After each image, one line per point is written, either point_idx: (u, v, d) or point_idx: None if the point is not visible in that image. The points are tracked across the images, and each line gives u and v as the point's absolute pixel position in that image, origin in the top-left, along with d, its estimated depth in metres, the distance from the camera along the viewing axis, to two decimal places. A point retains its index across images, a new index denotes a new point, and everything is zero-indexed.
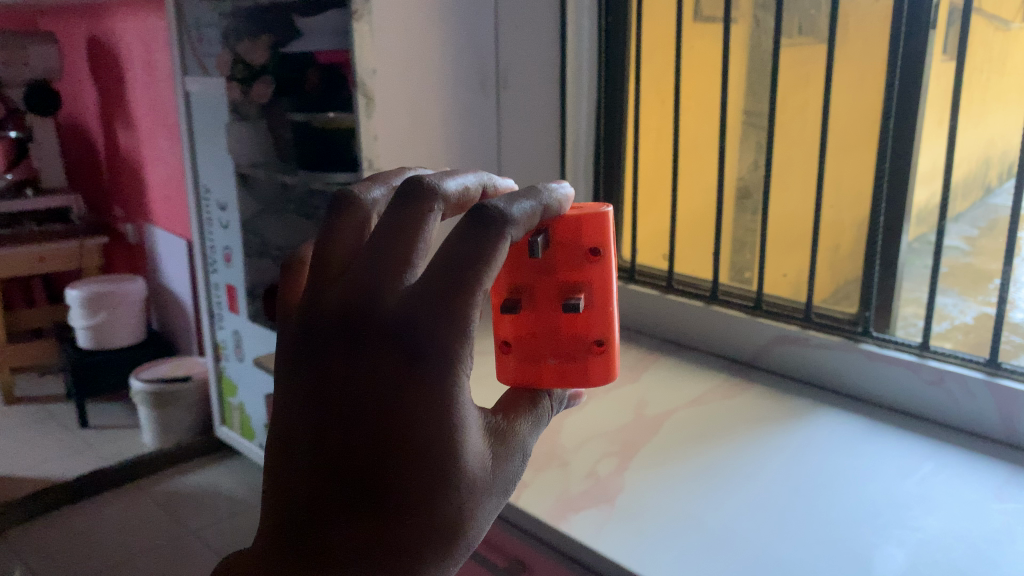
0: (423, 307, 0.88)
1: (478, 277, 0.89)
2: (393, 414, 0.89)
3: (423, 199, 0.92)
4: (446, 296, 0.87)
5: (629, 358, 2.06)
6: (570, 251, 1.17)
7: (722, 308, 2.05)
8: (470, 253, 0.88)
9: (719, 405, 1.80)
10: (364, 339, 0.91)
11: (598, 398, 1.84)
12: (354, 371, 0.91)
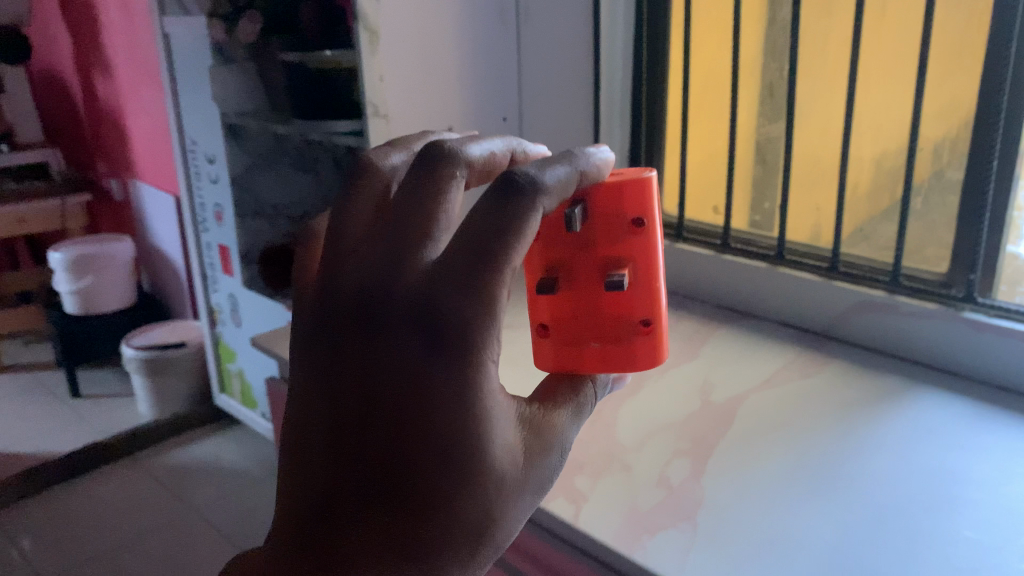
0: (447, 284, 0.86)
1: (505, 248, 0.86)
2: (416, 398, 0.87)
3: (444, 165, 0.91)
4: (470, 271, 0.85)
5: (684, 330, 1.80)
6: (613, 223, 1.07)
7: (790, 271, 1.77)
8: (495, 224, 0.86)
9: (799, 387, 1.54)
10: (386, 323, 0.90)
11: (656, 381, 1.58)
12: (375, 357, 0.90)
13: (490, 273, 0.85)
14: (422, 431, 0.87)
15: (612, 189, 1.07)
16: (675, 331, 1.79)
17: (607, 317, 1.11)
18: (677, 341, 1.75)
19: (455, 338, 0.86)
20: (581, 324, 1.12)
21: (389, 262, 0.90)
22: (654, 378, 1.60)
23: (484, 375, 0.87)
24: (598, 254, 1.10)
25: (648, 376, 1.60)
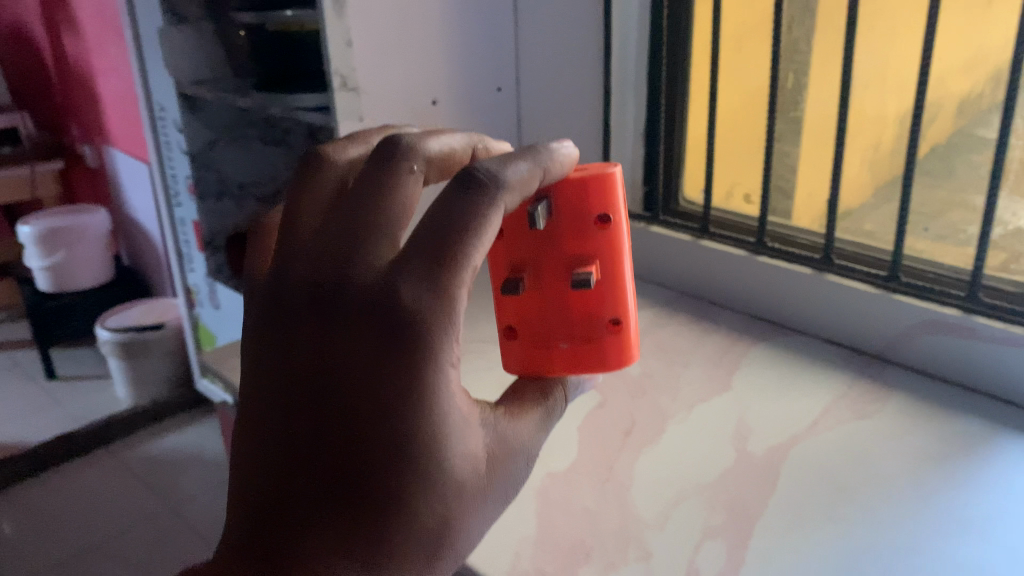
0: (406, 279, 0.83)
1: (463, 244, 0.83)
2: (368, 396, 0.82)
3: (398, 159, 0.88)
4: (428, 268, 0.82)
5: (710, 349, 1.51)
6: (577, 220, 1.13)
7: (842, 280, 1.47)
8: (454, 221, 0.83)
9: (856, 431, 1.25)
10: (337, 319, 0.85)
11: (680, 423, 1.29)
12: (327, 356, 0.85)
13: (449, 269, 0.83)
14: (373, 431, 0.82)
15: (576, 193, 1.12)
16: (699, 351, 1.50)
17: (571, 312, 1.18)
18: (703, 364, 1.46)
19: (411, 336, 0.81)
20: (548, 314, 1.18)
21: (342, 257, 0.86)
22: (677, 418, 1.31)
23: (442, 376, 0.83)
24: (564, 252, 1.15)
25: (669, 415, 1.31)
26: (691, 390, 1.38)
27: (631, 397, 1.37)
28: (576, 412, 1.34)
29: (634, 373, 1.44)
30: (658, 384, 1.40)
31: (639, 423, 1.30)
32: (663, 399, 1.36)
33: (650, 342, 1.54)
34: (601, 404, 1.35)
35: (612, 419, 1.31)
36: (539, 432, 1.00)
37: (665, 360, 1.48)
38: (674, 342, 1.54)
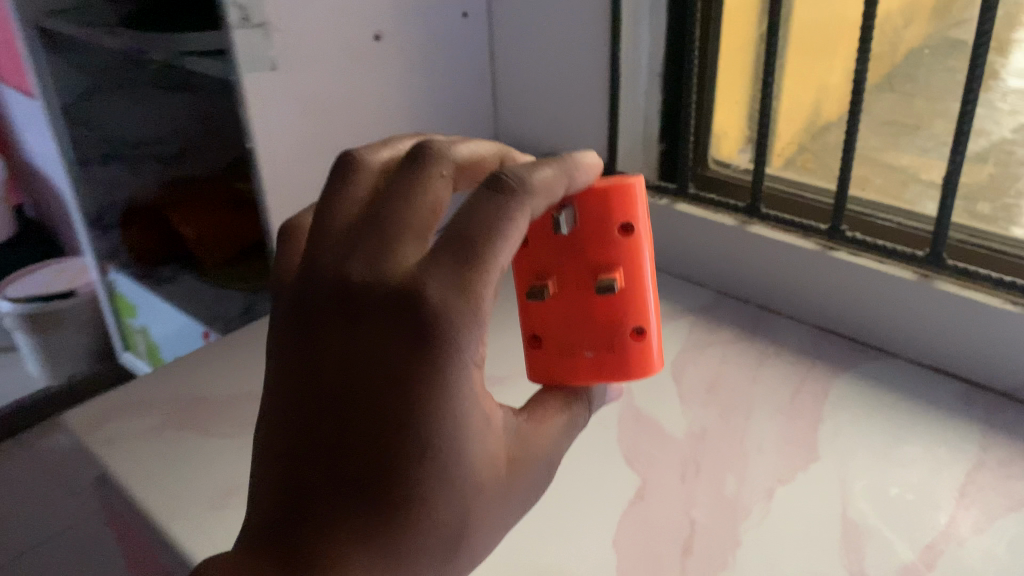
0: (435, 271, 0.63)
1: (491, 247, 0.64)
2: (370, 418, 0.61)
3: (427, 165, 0.67)
4: (449, 265, 0.63)
5: (777, 388, 1.09)
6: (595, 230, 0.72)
7: (959, 291, 1.05)
8: (477, 220, 0.64)
9: (1021, 533, 0.86)
10: (353, 312, 0.64)
11: (761, 526, 0.89)
12: (337, 347, 0.64)
13: (476, 261, 0.63)
14: (373, 463, 0.61)
15: (604, 204, 0.72)
16: (761, 392, 1.09)
17: (601, 323, 0.75)
18: (773, 417, 1.04)
19: (434, 334, 0.61)
20: (573, 331, 0.75)
21: (342, 252, 0.66)
22: (753, 516, 0.90)
23: (457, 389, 0.62)
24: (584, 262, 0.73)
25: (741, 512, 0.91)
26: (763, 462, 0.97)
27: (681, 478, 0.95)
28: (607, 509, 0.92)
29: (678, 434, 1.02)
30: (715, 453, 0.99)
31: (700, 528, 0.89)
32: (728, 481, 0.95)
33: (692, 376, 1.12)
34: (639, 494, 0.94)
35: (661, 523, 0.90)
36: (568, 437, 0.76)
37: (717, 410, 1.06)
38: (724, 377, 1.12)
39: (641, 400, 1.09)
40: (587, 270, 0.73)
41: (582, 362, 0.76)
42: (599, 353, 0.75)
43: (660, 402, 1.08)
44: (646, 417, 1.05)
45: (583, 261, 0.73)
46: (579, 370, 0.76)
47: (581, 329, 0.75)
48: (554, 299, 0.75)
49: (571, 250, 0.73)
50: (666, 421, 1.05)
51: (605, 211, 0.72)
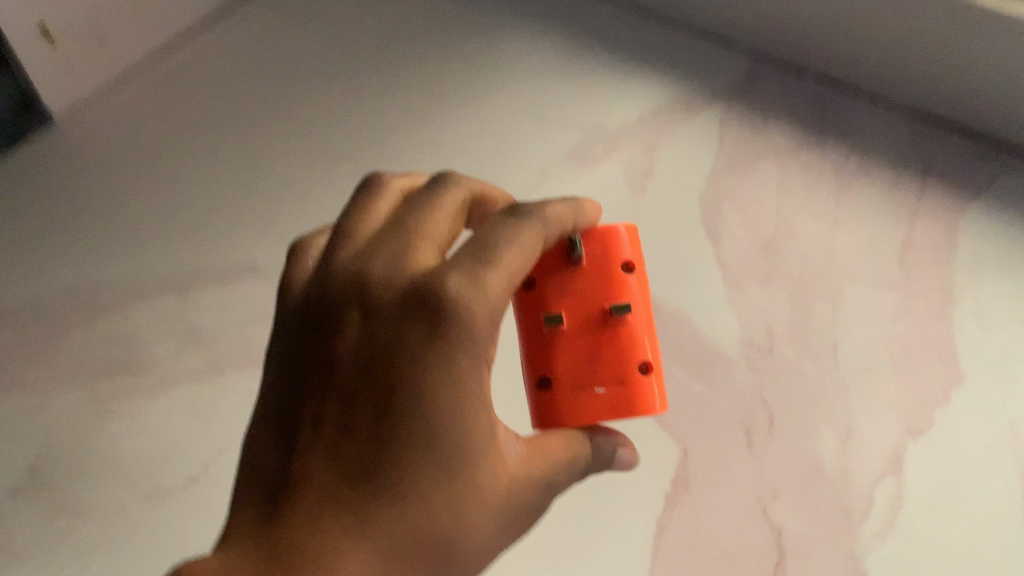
0: (456, 264, 0.43)
1: (517, 258, 0.43)
2: (353, 418, 0.42)
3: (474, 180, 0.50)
4: (469, 260, 0.43)
5: (878, 236, 0.65)
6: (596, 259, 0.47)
7: None
8: (505, 227, 0.44)
9: None
10: (360, 303, 0.44)
11: (891, 538, 0.52)
12: (331, 348, 0.44)
13: (507, 245, 0.43)
14: (347, 472, 0.41)
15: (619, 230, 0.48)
16: (853, 247, 0.65)
17: (604, 355, 0.46)
18: (877, 297, 0.63)
19: (457, 345, 0.42)
20: (582, 372, 0.46)
21: (347, 249, 0.47)
22: (876, 518, 0.53)
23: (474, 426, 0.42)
24: (587, 293, 0.47)
25: (855, 510, 0.53)
26: (876, 396, 0.58)
27: (746, 441, 0.56)
28: (630, 521, 0.54)
29: (729, 347, 0.61)
30: (795, 384, 0.59)
31: (792, 552, 0.52)
32: (824, 442, 0.56)
33: (735, 222, 0.67)
34: (681, 482, 0.55)
35: (724, 546, 0.53)
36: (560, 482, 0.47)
37: (785, 290, 0.63)
38: (788, 219, 0.66)
39: (657, 276, 0.65)
40: (601, 305, 0.46)
41: (596, 403, 0.46)
42: (621, 386, 0.46)
43: (689, 279, 0.64)
44: (670, 312, 0.63)
45: (593, 292, 0.47)
46: (592, 413, 0.45)
47: (595, 367, 0.46)
48: (554, 338, 0.46)
49: (579, 280, 0.47)
50: (704, 320, 0.62)
51: (604, 250, 0.47)
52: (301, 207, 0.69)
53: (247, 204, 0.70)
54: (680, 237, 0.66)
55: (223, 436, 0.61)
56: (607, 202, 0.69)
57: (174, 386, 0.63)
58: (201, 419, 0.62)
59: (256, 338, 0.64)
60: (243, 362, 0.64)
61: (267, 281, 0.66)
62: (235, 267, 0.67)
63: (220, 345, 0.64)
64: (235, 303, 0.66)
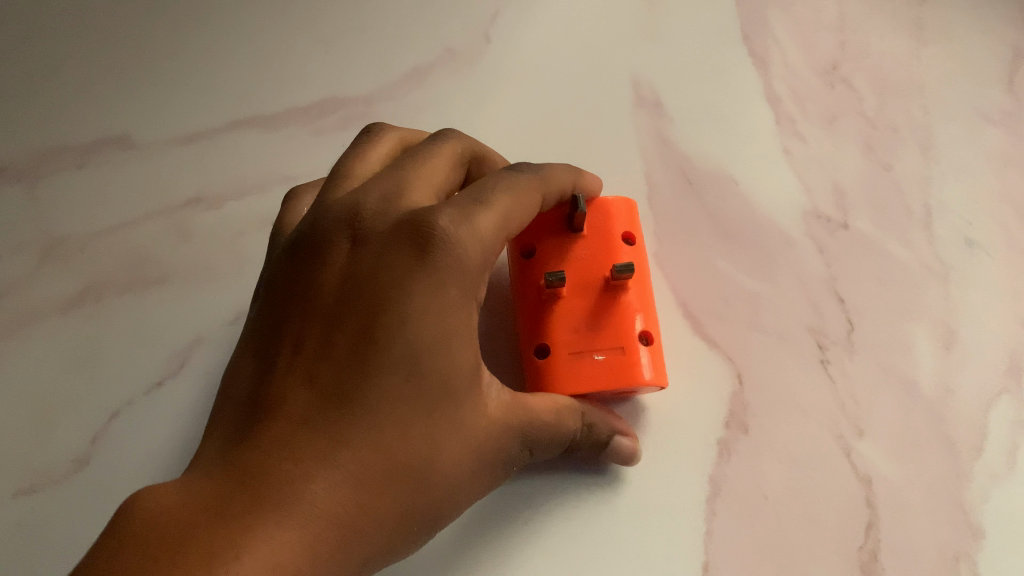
0: (457, 200, 0.34)
1: (516, 207, 0.35)
2: (331, 338, 0.33)
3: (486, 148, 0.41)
4: (464, 197, 0.35)
5: (979, 48, 0.49)
6: (597, 229, 0.41)
7: None
8: (513, 175, 0.36)
9: None
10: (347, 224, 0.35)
11: (1013, 479, 0.40)
12: (309, 269, 0.35)
13: (503, 189, 0.36)
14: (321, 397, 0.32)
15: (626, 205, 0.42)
16: (946, 68, 0.49)
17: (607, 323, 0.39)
18: (980, 140, 0.47)
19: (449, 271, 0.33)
20: (581, 338, 0.39)
21: (339, 185, 0.38)
22: (993, 452, 0.41)
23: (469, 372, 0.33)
24: (587, 262, 0.40)
25: (964, 441, 0.41)
26: (984, 281, 0.44)
27: (819, 358, 0.42)
28: (676, 478, 0.40)
29: (790, 223, 0.45)
30: (879, 270, 0.44)
31: (886, 508, 0.39)
32: (921, 352, 0.42)
33: (787, 40, 0.50)
34: (738, 424, 0.41)
35: (801, 505, 0.39)
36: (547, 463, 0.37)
37: (859, 136, 0.48)
38: (858, 34, 0.50)
39: (686, 120, 0.47)
40: (605, 274, 0.40)
41: (594, 372, 0.38)
42: (621, 352, 0.38)
43: (731, 123, 0.47)
44: (708, 175, 0.46)
45: (595, 260, 0.40)
46: (590, 380, 0.38)
47: (596, 333, 0.39)
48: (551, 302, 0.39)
49: (581, 248, 0.41)
50: (754, 181, 0.46)
51: (608, 217, 0.41)
52: (189, 45, 0.50)
53: (112, 44, 0.50)
54: (715, 62, 0.49)
55: (104, 396, 0.42)
56: (611, 14, 0.50)
57: (29, 320, 0.44)
58: (72, 369, 0.43)
59: (141, 242, 0.45)
60: (127, 284, 0.44)
61: (148, 153, 0.47)
62: (101, 139, 0.48)
63: (88, 259, 0.45)
64: (106, 191, 0.47)
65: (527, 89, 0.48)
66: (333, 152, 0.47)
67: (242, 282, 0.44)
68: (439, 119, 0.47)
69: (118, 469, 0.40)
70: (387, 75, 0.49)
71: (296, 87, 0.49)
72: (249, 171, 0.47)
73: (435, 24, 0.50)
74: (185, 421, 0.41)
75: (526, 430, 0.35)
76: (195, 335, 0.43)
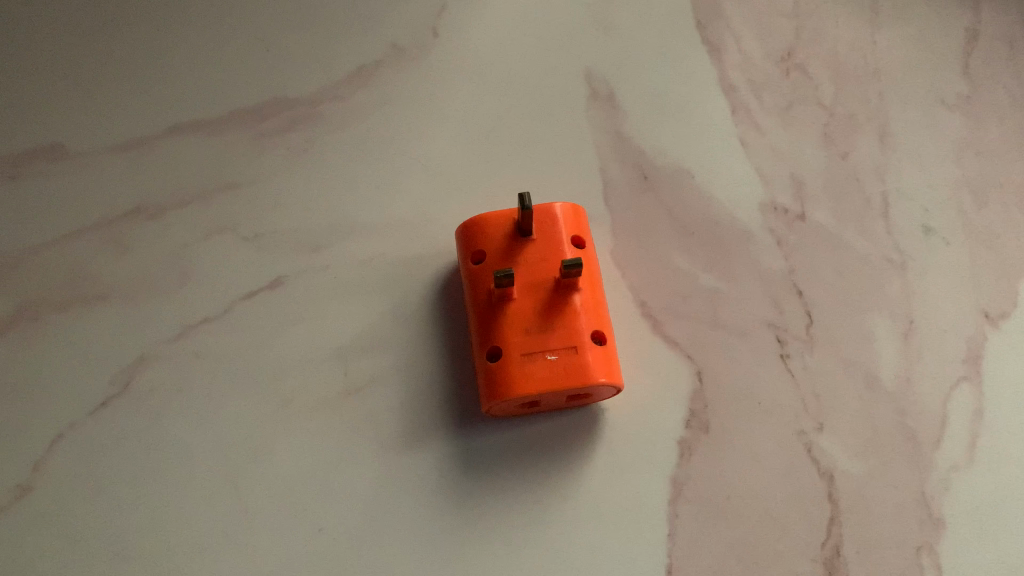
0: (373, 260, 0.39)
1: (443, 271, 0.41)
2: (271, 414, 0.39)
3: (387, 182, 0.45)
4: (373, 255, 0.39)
5: (933, 30, 0.49)
6: (545, 231, 0.40)
7: None
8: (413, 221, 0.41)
9: None
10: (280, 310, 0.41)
11: (973, 470, 0.40)
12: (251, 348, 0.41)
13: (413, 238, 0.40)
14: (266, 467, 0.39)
15: (574, 208, 0.41)
16: (901, 53, 0.49)
17: (558, 324, 0.38)
18: (936, 125, 0.47)
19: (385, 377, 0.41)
20: (532, 338, 0.38)
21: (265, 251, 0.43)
22: (953, 443, 0.40)
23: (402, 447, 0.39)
24: (537, 264, 0.39)
25: (925, 433, 0.40)
26: (942, 269, 0.44)
27: (779, 353, 0.42)
28: (637, 482, 0.39)
29: (748, 216, 0.44)
30: (837, 261, 0.44)
31: (848, 504, 0.39)
32: (881, 343, 0.42)
33: (742, 26, 0.49)
34: (699, 423, 0.40)
35: (765, 505, 0.39)
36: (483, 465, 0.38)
37: (817, 124, 0.47)
38: (813, 19, 0.50)
39: (640, 114, 0.47)
40: (554, 274, 0.39)
41: (547, 372, 0.37)
42: (574, 351, 0.37)
43: (686, 115, 0.47)
44: (664, 169, 0.45)
45: (545, 261, 0.39)
46: (542, 380, 0.37)
47: (548, 333, 0.38)
48: (502, 306, 0.38)
49: (530, 250, 0.40)
50: (710, 174, 0.45)
51: (557, 220, 0.40)
52: (122, 48, 0.48)
53: (39, 49, 0.48)
54: (668, 52, 0.48)
55: (45, 420, 0.41)
56: (560, 5, 0.49)
57: None
58: (10, 393, 0.41)
59: (79, 257, 0.44)
60: (66, 302, 0.43)
61: (83, 163, 0.45)
62: (32, 148, 0.46)
63: (22, 277, 0.43)
64: (39, 203, 0.45)
65: (477, 86, 0.47)
66: (278, 156, 0.45)
67: (187, 296, 0.43)
68: (386, 119, 0.46)
69: (66, 496, 0.39)
70: (330, 73, 0.47)
71: (236, 88, 0.47)
72: (189, 178, 0.45)
73: (378, 19, 0.48)
74: (134, 442, 0.40)
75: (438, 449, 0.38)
76: (141, 352, 0.42)
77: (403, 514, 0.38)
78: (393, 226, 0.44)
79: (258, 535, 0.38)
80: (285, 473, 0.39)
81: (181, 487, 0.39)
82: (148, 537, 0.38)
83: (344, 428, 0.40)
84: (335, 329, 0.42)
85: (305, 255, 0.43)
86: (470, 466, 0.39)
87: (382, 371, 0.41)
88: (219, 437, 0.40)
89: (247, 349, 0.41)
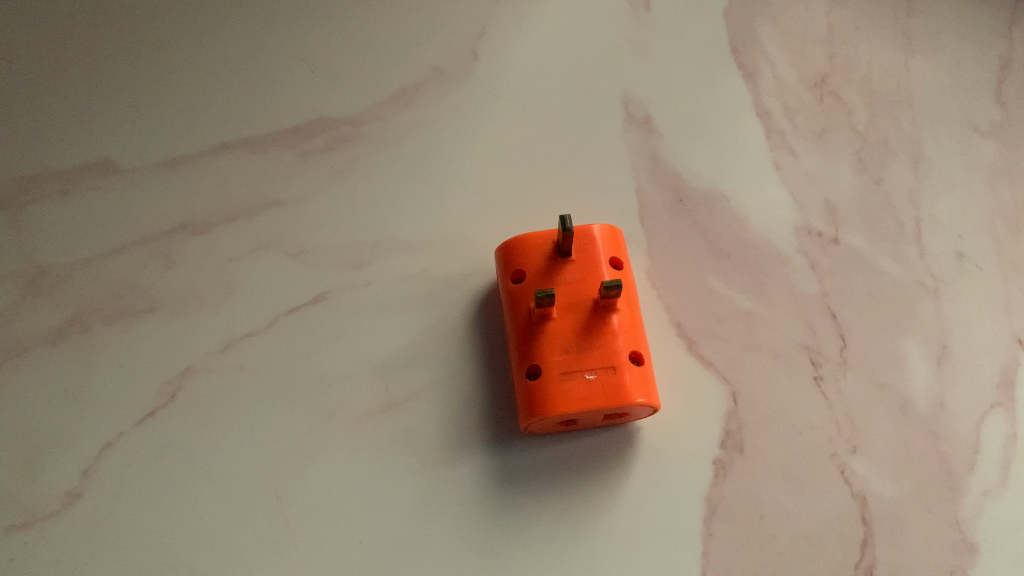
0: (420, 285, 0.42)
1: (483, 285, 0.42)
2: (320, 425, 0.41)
3: (426, 201, 0.46)
4: None
5: (967, 58, 0.50)
6: (585, 252, 0.41)
7: None
8: None
9: None
10: (330, 329, 0.43)
11: (1006, 495, 0.40)
12: (300, 369, 0.42)
13: None
14: (321, 476, 0.40)
15: (612, 229, 0.42)
16: (934, 80, 0.49)
17: (597, 344, 0.39)
18: (970, 151, 0.47)
19: (427, 391, 0.41)
20: (571, 357, 0.38)
21: (312, 272, 0.44)
22: (986, 467, 0.41)
23: (446, 461, 0.40)
24: (576, 286, 0.40)
25: (959, 457, 0.41)
26: (975, 295, 0.44)
27: (814, 375, 0.42)
28: (672, 500, 0.39)
29: (781, 239, 0.45)
30: (869, 285, 0.44)
31: (881, 526, 0.39)
32: (914, 367, 0.43)
33: (777, 51, 0.50)
34: (733, 443, 0.41)
35: (799, 525, 0.39)
36: (530, 481, 0.40)
37: (850, 148, 0.48)
38: (847, 45, 0.50)
39: (675, 136, 0.47)
40: (593, 294, 0.40)
41: (585, 390, 0.38)
42: (612, 371, 0.38)
43: (722, 138, 0.47)
44: (699, 192, 0.46)
45: (583, 282, 0.40)
46: (581, 398, 0.37)
47: (587, 352, 0.39)
48: (542, 325, 0.39)
49: (570, 270, 0.40)
50: (746, 198, 0.46)
51: (596, 243, 0.41)
52: (171, 66, 0.49)
53: (92, 67, 0.49)
54: (704, 76, 0.49)
55: (93, 429, 0.42)
56: (598, 31, 0.50)
57: (15, 353, 0.43)
58: (60, 403, 0.42)
59: (128, 270, 0.45)
60: (114, 314, 0.44)
61: (132, 179, 0.47)
62: (85, 164, 0.47)
63: (74, 289, 0.44)
64: (89, 218, 0.46)
65: (515, 108, 0.48)
66: (321, 174, 0.46)
67: (232, 309, 0.44)
68: (426, 139, 0.47)
69: (112, 504, 0.40)
70: (374, 94, 0.48)
71: (281, 108, 0.48)
72: (235, 195, 0.46)
73: (420, 41, 0.50)
74: (180, 451, 0.41)
75: (486, 463, 0.40)
76: (187, 364, 0.43)
77: (441, 528, 0.39)
78: (433, 244, 0.45)
79: (299, 545, 0.39)
80: (326, 484, 0.40)
81: (227, 494, 0.40)
82: (192, 544, 0.39)
83: (384, 442, 0.41)
84: (376, 344, 0.43)
85: (347, 271, 0.44)
86: (508, 480, 0.40)
87: (423, 386, 0.42)
88: (264, 447, 0.41)
89: (290, 362, 0.42)
